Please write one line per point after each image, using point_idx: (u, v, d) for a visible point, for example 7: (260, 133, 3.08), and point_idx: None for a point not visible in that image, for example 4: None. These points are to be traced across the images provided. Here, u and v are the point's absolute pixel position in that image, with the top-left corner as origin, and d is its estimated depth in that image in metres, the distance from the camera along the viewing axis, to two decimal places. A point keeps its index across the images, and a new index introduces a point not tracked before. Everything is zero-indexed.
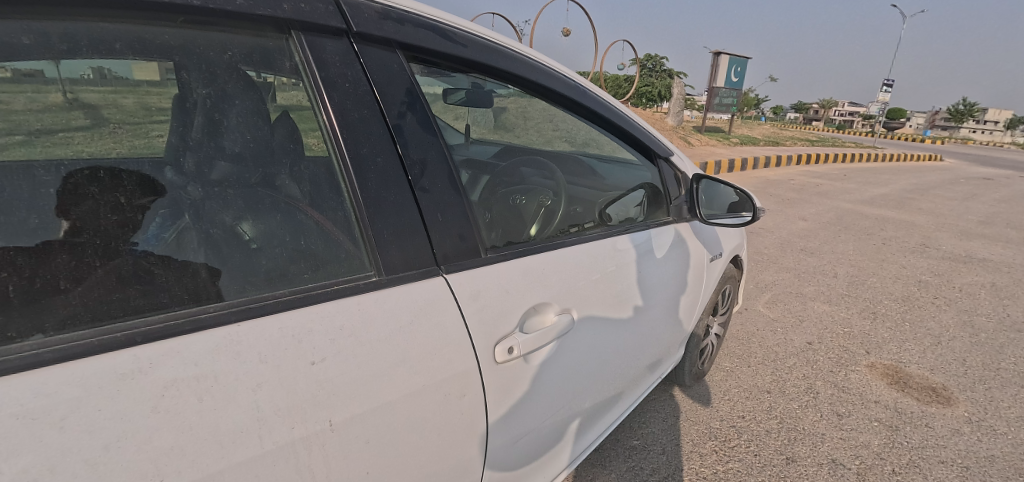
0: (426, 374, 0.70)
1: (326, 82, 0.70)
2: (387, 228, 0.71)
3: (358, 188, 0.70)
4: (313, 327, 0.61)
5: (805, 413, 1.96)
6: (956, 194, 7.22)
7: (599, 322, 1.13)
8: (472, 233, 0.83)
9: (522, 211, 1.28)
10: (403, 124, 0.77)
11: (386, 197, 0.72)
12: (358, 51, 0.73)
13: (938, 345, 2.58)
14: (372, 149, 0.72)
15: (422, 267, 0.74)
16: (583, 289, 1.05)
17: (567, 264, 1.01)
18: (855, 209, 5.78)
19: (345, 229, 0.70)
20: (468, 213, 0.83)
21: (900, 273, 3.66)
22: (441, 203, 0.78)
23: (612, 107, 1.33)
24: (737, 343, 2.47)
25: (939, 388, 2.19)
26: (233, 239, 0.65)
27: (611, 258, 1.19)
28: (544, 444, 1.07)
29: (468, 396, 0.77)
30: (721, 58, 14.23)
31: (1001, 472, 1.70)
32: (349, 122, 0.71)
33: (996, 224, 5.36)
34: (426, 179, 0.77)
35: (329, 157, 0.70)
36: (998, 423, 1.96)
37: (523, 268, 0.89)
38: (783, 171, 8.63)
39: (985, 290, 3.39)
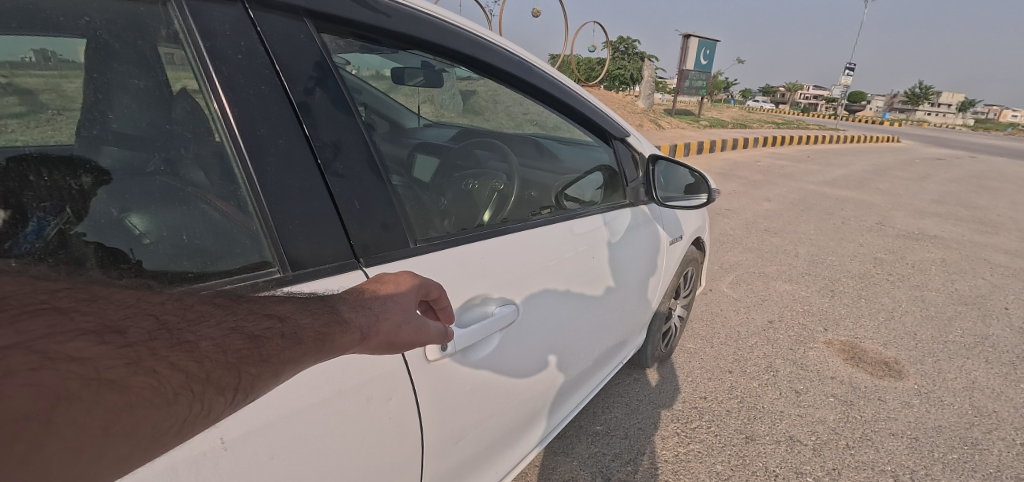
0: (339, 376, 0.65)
1: (214, 53, 0.63)
2: (293, 216, 0.65)
3: (254, 174, 0.64)
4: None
5: (765, 391, 1.99)
6: (911, 174, 7.51)
7: (550, 310, 1.09)
8: (399, 220, 0.78)
9: (470, 201, 1.22)
10: (311, 104, 0.71)
11: (291, 184, 0.66)
12: (254, 19, 0.67)
13: (891, 320, 2.67)
14: (271, 129, 0.66)
15: (337, 260, 0.68)
16: (531, 277, 1.01)
17: (514, 254, 0.97)
18: (818, 189, 5.94)
19: (246, 217, 0.64)
20: (391, 198, 0.78)
21: (858, 251, 3.78)
22: (360, 189, 0.73)
23: (563, 87, 1.29)
24: (701, 324, 2.50)
25: (891, 362, 2.27)
26: (118, 232, 0.57)
27: (565, 242, 1.15)
28: (500, 434, 1.03)
29: (394, 399, 0.72)
30: (691, 40, 14.25)
31: (946, 442, 1.77)
32: (245, 99, 0.64)
33: (947, 202, 5.59)
34: (339, 163, 0.72)
35: (222, 142, 0.64)
36: (944, 394, 2.04)
37: (458, 258, 0.84)
38: (751, 152, 8.79)
39: (935, 266, 3.54)
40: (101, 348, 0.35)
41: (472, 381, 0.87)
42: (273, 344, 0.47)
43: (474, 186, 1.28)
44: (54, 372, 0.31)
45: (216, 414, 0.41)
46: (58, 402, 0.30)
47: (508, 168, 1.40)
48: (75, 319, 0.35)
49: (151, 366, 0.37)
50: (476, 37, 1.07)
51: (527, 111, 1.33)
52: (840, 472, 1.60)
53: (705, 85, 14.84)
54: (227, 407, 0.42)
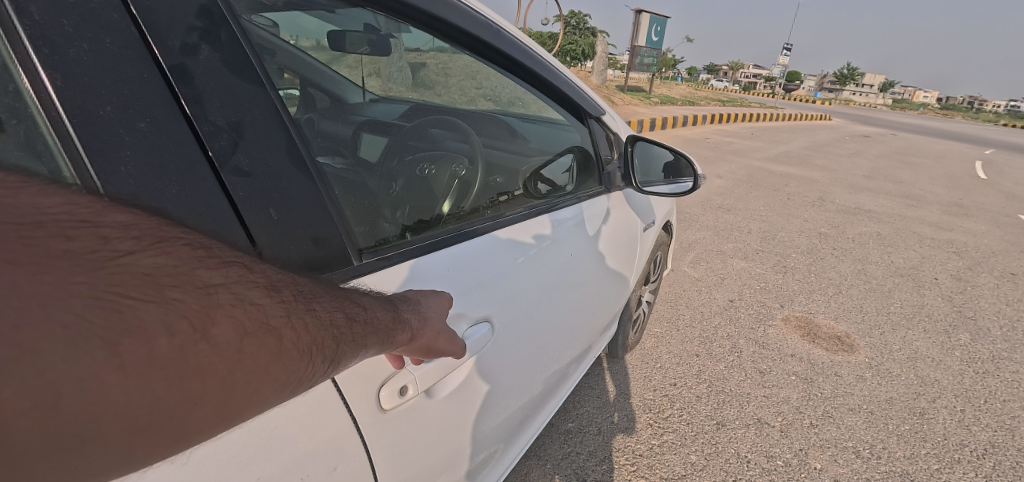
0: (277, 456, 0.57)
1: None
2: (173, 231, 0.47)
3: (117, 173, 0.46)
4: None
5: (731, 374, 1.98)
6: (843, 151, 7.98)
7: (516, 321, 1.05)
8: (326, 226, 0.65)
9: (427, 190, 1.07)
10: (200, 77, 0.54)
11: (166, 187, 0.48)
12: None
13: (839, 294, 2.78)
14: (128, 106, 0.47)
15: None
16: (494, 287, 0.96)
17: (474, 263, 0.93)
18: (764, 166, 6.15)
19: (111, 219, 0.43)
20: (315, 199, 0.64)
21: (804, 226, 3.92)
22: (278, 188, 0.59)
23: (533, 57, 1.15)
24: (665, 307, 2.47)
25: (843, 336, 2.35)
26: None
27: (527, 244, 1.10)
28: (467, 454, 0.99)
29: (340, 468, 0.65)
30: (642, 16, 14.25)
31: (899, 413, 1.84)
32: (75, 58, 0.44)
33: (877, 178, 5.97)
34: (242, 157, 0.56)
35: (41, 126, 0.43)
36: (893, 366, 2.13)
37: (411, 272, 0.80)
38: (701, 130, 8.98)
39: (872, 239, 3.74)
40: (268, 300, 0.44)
41: (433, 422, 0.83)
42: (360, 330, 0.54)
43: (436, 172, 1.13)
44: (241, 313, 0.41)
45: (316, 378, 0.49)
46: (233, 340, 0.40)
47: (471, 149, 1.24)
48: (254, 272, 0.45)
49: (293, 324, 0.45)
50: None
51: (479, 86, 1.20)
52: (808, 453, 1.61)
53: (655, 63, 15.01)
54: (324, 374, 0.50)
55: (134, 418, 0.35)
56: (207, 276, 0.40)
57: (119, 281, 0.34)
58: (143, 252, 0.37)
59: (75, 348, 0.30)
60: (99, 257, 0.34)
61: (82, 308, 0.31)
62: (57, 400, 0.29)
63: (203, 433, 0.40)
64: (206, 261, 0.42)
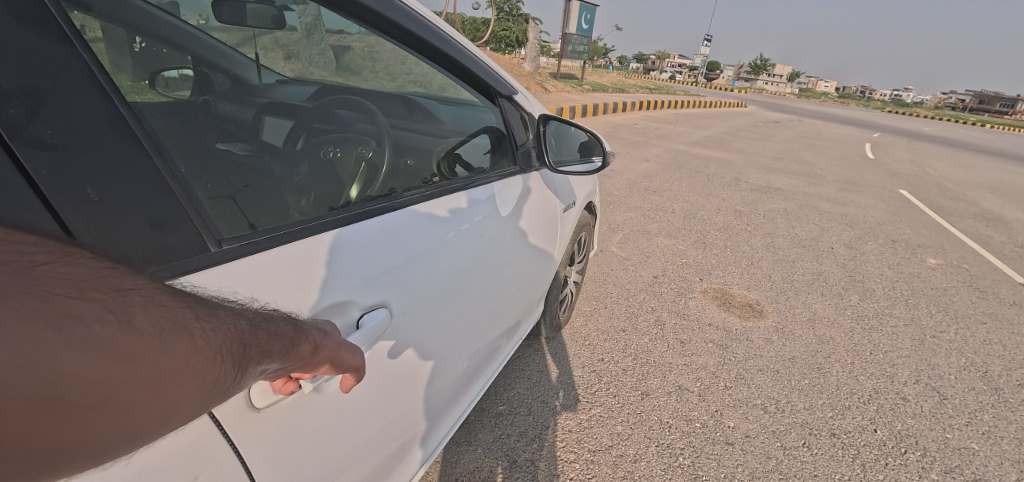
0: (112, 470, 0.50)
1: None
2: None
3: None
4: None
5: (655, 346, 2.08)
6: (756, 135, 8.63)
7: (426, 307, 0.99)
8: (167, 206, 0.58)
9: (323, 172, 0.99)
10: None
11: None
12: None
13: (751, 265, 3.01)
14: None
15: None
16: (397, 272, 0.90)
17: (376, 247, 0.87)
18: (687, 150, 6.51)
19: None
20: (151, 178, 0.57)
21: (722, 205, 4.20)
22: (103, 161, 0.53)
23: (440, 33, 1.12)
24: (595, 286, 2.55)
25: (754, 304, 2.55)
26: None
27: (438, 225, 1.04)
28: (375, 446, 0.95)
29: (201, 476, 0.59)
30: (572, 4, 14.44)
31: (800, 370, 2.03)
32: None
33: (785, 159, 6.53)
34: (42, 125, 0.48)
35: None
36: (795, 328, 2.35)
37: (295, 258, 0.72)
38: (630, 116, 9.31)
39: (780, 215, 4.08)
40: (179, 302, 0.43)
41: (323, 415, 0.78)
42: (266, 336, 0.52)
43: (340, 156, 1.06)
44: (155, 310, 0.40)
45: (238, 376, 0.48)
46: (156, 334, 0.39)
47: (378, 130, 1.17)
48: (159, 281, 0.44)
49: (202, 325, 0.44)
50: None
51: (410, 72, 1.23)
52: (722, 413, 1.74)
53: (587, 51, 15.34)
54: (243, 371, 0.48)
55: (84, 396, 0.33)
56: (116, 281, 0.39)
57: (44, 281, 0.33)
58: (54, 262, 0.36)
59: (30, 324, 0.29)
60: (22, 263, 0.33)
61: (20, 294, 0.30)
62: (27, 369, 0.28)
63: (121, 438, 0.37)
64: (115, 270, 0.40)
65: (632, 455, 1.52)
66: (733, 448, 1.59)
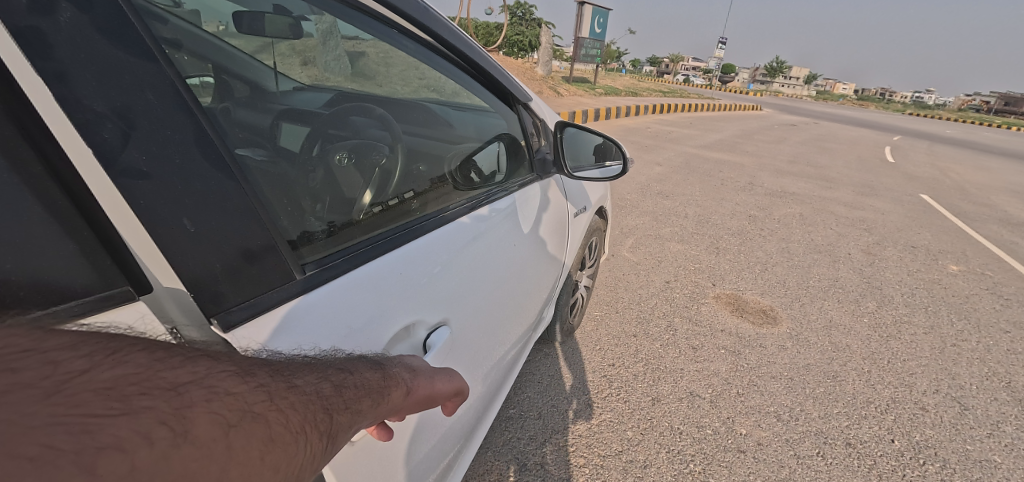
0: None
1: None
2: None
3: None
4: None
5: (666, 351, 2.07)
6: (771, 138, 8.52)
7: (458, 321, 1.06)
8: (244, 233, 0.62)
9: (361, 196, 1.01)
10: (59, 49, 0.47)
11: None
12: None
13: (765, 271, 2.97)
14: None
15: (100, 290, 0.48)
16: (432, 293, 0.96)
17: (417, 280, 0.92)
18: (700, 153, 6.45)
19: None
20: (231, 201, 0.61)
21: (735, 209, 4.16)
22: (186, 203, 0.55)
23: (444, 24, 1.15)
24: (606, 291, 2.54)
25: (768, 310, 2.52)
26: None
27: (465, 243, 1.10)
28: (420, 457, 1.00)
29: None
30: (585, 8, 14.45)
31: (814, 378, 2.00)
32: None
33: (800, 163, 6.44)
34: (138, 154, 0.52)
35: None
36: (810, 335, 2.31)
37: (348, 290, 0.77)
38: (643, 119, 9.27)
39: (795, 219, 4.03)
40: (242, 387, 0.46)
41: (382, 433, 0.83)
42: (350, 396, 0.56)
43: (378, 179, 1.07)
44: (217, 405, 0.43)
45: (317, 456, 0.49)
46: (215, 431, 0.41)
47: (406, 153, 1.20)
48: (221, 364, 0.48)
49: (275, 409, 0.47)
50: None
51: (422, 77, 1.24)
52: (734, 420, 1.72)
53: (599, 54, 15.33)
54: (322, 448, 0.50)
55: None
56: (171, 378, 0.42)
57: (78, 401, 0.35)
58: (98, 368, 0.39)
59: (46, 467, 0.28)
60: (57, 381, 0.35)
61: (47, 429, 0.31)
62: None
63: None
64: (167, 361, 0.44)
65: (642, 460, 1.52)
66: (745, 455, 1.57)
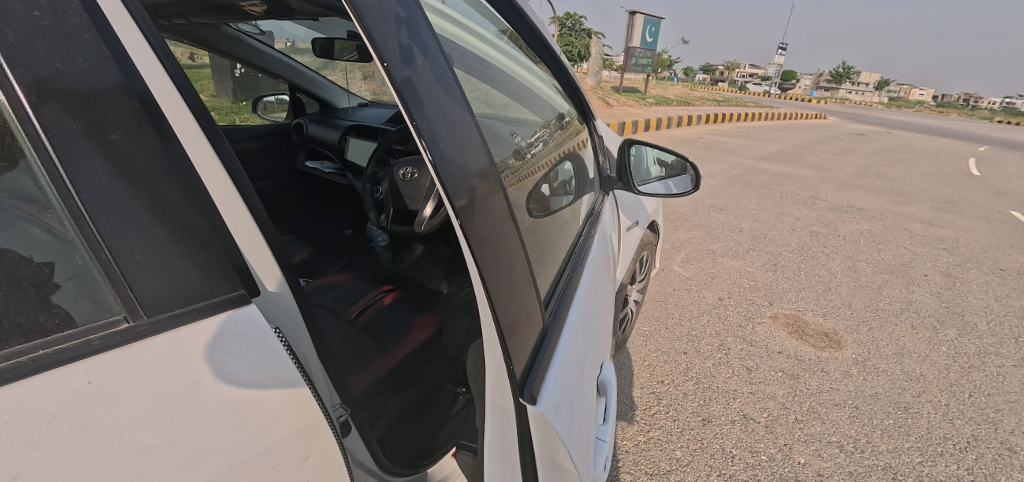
0: (235, 452, 0.52)
1: None
2: (137, 248, 0.47)
3: (59, 168, 0.43)
4: (9, 419, 0.40)
5: (718, 371, 2.01)
6: (836, 149, 8.02)
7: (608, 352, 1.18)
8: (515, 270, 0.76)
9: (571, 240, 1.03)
10: (426, 108, 0.63)
11: (128, 205, 0.46)
12: None
13: (828, 291, 2.81)
14: (59, 106, 0.43)
15: (217, 298, 0.52)
16: (598, 331, 1.09)
17: (593, 335, 1.05)
18: (757, 165, 6.19)
19: (73, 224, 0.44)
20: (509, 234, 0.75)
21: (795, 224, 3.95)
22: (490, 261, 0.70)
23: None
24: (655, 306, 2.50)
25: (831, 333, 2.37)
26: None
27: (604, 278, 1.24)
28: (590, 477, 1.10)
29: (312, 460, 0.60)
30: (636, 18, 14.31)
31: (883, 408, 1.86)
32: (50, 77, 0.43)
33: (869, 175, 6.02)
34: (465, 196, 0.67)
35: (17, 146, 0.43)
36: (879, 362, 2.16)
37: (567, 344, 0.89)
38: (695, 129, 9.02)
39: (863, 237, 3.77)
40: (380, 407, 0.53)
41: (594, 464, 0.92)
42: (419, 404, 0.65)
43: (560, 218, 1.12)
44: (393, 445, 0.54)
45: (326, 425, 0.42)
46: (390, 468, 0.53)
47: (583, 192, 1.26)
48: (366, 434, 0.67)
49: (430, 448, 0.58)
50: None
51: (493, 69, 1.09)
52: (792, 447, 1.64)
53: (650, 63, 15.08)
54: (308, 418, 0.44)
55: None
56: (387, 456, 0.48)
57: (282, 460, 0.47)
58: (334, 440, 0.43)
59: None
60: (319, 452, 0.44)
61: None
62: None
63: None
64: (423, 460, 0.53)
65: None
66: None
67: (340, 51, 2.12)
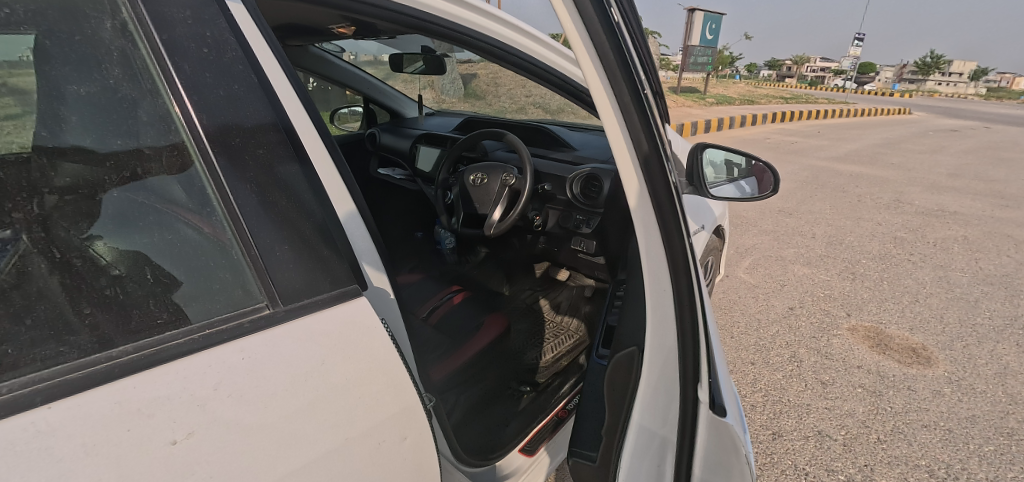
0: (345, 424, 0.62)
1: (170, 47, 0.57)
2: (274, 241, 0.61)
3: (224, 180, 0.59)
4: (189, 385, 0.52)
5: (789, 384, 1.91)
6: (924, 147, 7.30)
7: None
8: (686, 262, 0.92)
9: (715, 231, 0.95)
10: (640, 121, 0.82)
11: (270, 205, 0.61)
12: (210, 7, 0.61)
13: (917, 303, 2.57)
14: (221, 132, 0.59)
15: (333, 288, 0.65)
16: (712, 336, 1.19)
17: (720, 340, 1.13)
18: (830, 166, 5.77)
19: (229, 227, 0.59)
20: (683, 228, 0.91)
21: (877, 230, 3.65)
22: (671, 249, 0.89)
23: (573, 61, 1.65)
24: (720, 313, 2.42)
25: (919, 349, 2.18)
26: (91, 267, 0.53)
27: None
28: None
29: (408, 439, 0.71)
30: (695, 16, 13.78)
31: (983, 433, 1.69)
32: (214, 103, 0.59)
33: (965, 176, 5.43)
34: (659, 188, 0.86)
35: (189, 157, 0.58)
36: (978, 382, 1.96)
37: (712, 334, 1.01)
38: (759, 129, 8.55)
39: (958, 244, 3.42)
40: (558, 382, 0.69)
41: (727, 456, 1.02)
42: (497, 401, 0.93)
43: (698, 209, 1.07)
44: None
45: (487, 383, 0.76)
46: None
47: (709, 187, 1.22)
48: None
49: None
50: (501, 34, 1.45)
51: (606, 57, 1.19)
52: (873, 469, 1.53)
53: (711, 61, 14.54)
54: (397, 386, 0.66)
55: None
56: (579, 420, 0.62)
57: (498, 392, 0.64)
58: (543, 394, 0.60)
59: None
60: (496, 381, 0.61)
61: None
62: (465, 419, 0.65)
63: None
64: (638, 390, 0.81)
65: None
66: None
67: (407, 63, 2.25)
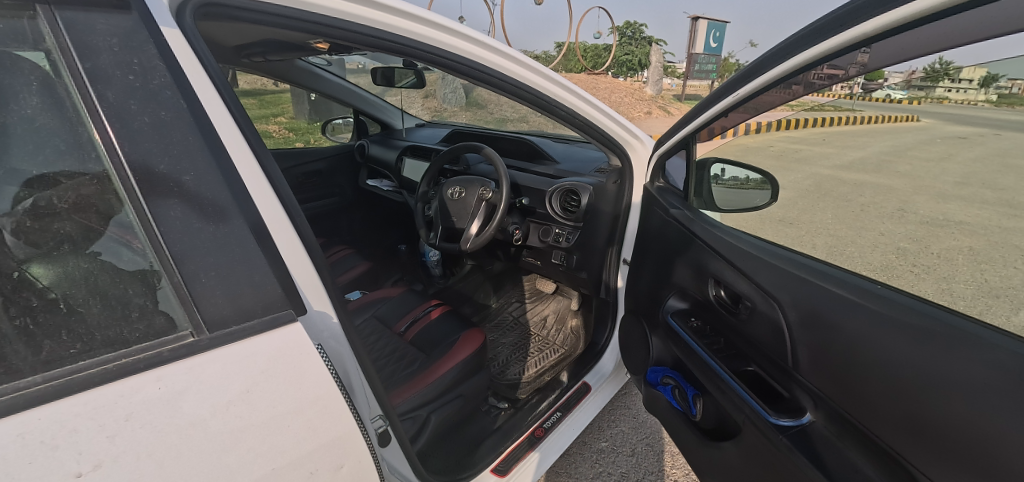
0: (266, 437, 0.86)
1: (110, 109, 0.78)
2: (201, 265, 0.82)
3: (151, 212, 0.80)
4: (130, 403, 0.73)
5: None
6: None
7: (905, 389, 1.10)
8: None
9: (872, 239, 1.36)
10: None
11: (195, 234, 0.82)
12: (136, 59, 0.82)
13: None
14: (152, 176, 0.80)
15: (261, 313, 0.87)
16: None
17: None
18: None
19: (154, 249, 0.80)
20: None
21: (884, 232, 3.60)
22: None
23: (541, 74, 1.83)
24: None
25: None
26: (26, 285, 0.75)
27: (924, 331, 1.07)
28: None
29: (344, 466, 0.97)
30: (699, 23, 13.86)
31: None
32: (144, 136, 0.80)
33: None
34: None
35: (114, 186, 0.80)
36: None
37: None
38: None
39: None
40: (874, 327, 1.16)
41: None
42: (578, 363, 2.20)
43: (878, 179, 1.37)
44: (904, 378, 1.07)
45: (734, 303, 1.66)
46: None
47: (821, 178, 1.57)
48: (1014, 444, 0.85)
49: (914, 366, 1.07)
50: (464, 53, 1.59)
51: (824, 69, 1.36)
52: None
53: (717, 69, 14.72)
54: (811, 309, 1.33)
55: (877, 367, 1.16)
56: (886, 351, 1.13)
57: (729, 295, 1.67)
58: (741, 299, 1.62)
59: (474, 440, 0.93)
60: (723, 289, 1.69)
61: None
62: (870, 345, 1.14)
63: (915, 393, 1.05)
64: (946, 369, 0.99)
65: None
66: None
67: (397, 77, 2.38)
